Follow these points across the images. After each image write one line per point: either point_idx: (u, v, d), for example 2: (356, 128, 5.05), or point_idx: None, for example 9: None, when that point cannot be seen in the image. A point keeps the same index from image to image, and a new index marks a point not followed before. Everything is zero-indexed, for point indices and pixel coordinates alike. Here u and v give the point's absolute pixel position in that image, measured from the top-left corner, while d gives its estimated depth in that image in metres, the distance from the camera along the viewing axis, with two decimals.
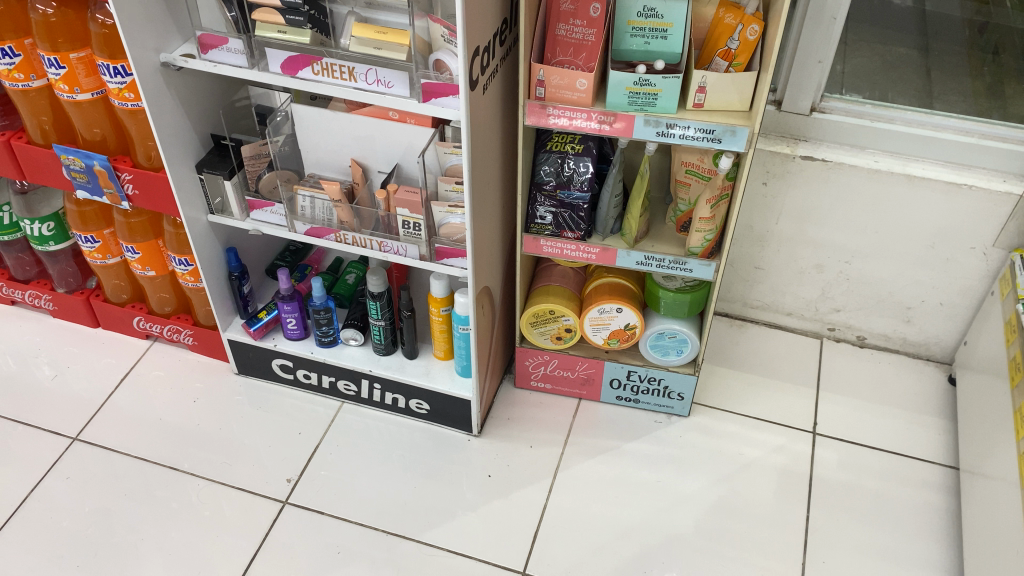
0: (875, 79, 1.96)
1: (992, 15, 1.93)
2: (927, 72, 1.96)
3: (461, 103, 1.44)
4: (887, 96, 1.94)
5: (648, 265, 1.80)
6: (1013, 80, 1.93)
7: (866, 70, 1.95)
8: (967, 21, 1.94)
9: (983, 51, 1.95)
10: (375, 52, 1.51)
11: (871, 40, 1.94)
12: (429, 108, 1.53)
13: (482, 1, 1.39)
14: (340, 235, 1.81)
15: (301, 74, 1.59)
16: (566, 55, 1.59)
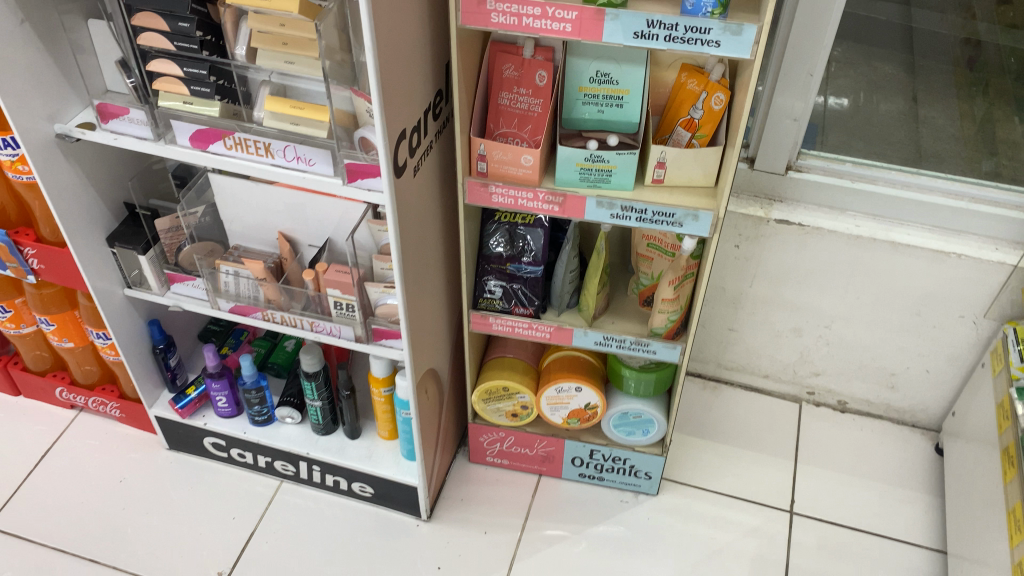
0: (856, 111, 1.83)
1: (984, 42, 1.80)
2: (913, 96, 1.83)
3: (386, 191, 1.26)
4: (877, 136, 1.83)
5: (608, 346, 1.62)
6: (1009, 114, 1.83)
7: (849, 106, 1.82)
8: (960, 49, 1.81)
9: (973, 83, 1.83)
10: (293, 128, 1.35)
11: (861, 60, 1.79)
12: (354, 190, 1.35)
13: (405, 80, 1.21)
14: (268, 314, 1.63)
15: (212, 148, 1.40)
16: (509, 128, 1.43)
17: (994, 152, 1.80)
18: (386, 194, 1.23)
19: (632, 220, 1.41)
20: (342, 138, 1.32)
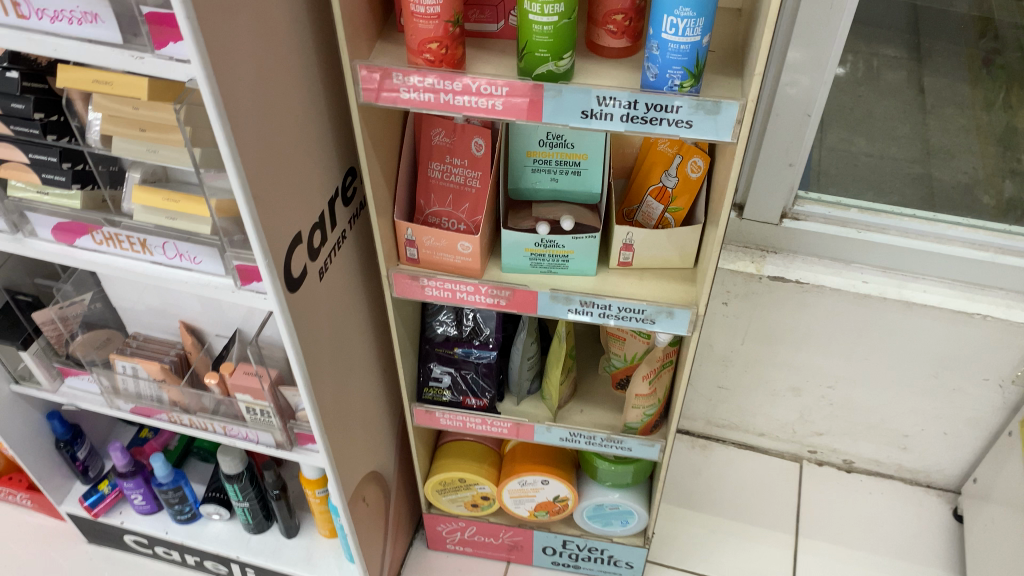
0: (859, 135, 1.58)
1: (1004, 42, 1.55)
2: (920, 85, 1.58)
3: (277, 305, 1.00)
4: (882, 161, 1.59)
5: (576, 442, 1.37)
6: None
7: (851, 124, 1.57)
8: (975, 58, 1.57)
9: (991, 87, 1.58)
10: (170, 223, 1.09)
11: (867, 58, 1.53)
12: (248, 296, 1.10)
13: (279, 169, 0.94)
14: (172, 416, 1.38)
15: (80, 243, 1.16)
16: (441, 206, 1.18)
17: (1016, 173, 1.58)
18: (276, 310, 0.98)
19: (594, 315, 1.16)
20: (229, 232, 1.05)
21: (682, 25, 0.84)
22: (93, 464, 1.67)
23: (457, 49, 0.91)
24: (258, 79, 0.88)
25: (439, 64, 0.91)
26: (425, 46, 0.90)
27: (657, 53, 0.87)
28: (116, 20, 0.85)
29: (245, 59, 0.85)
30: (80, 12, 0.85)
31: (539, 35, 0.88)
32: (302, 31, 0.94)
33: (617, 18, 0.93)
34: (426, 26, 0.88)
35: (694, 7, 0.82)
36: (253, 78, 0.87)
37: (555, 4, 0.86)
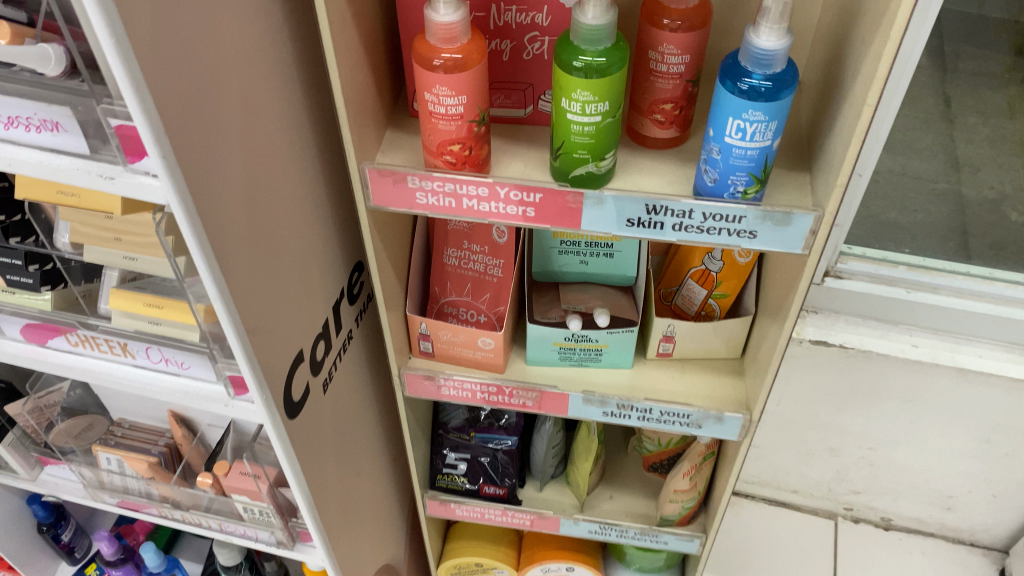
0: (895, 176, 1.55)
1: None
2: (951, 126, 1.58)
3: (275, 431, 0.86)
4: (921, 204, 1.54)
5: (606, 535, 1.25)
6: None
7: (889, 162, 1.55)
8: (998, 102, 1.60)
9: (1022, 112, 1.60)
10: (153, 328, 0.96)
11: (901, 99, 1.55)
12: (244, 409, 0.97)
13: (276, 282, 0.80)
14: (164, 511, 1.25)
15: (53, 344, 1.03)
16: (456, 295, 1.05)
17: None
18: (273, 442, 0.83)
19: (633, 418, 1.03)
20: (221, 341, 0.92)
21: (750, 129, 0.71)
22: (78, 543, 1.54)
23: (484, 148, 0.78)
24: (253, 203, 0.73)
25: (462, 166, 0.78)
26: (444, 148, 0.77)
27: (719, 157, 0.74)
28: (81, 128, 0.71)
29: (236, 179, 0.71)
30: (39, 119, 0.71)
31: (577, 136, 0.76)
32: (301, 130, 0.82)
33: (666, 106, 0.80)
34: (444, 128, 0.75)
35: (766, 111, 0.69)
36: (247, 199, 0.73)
37: (599, 103, 0.73)
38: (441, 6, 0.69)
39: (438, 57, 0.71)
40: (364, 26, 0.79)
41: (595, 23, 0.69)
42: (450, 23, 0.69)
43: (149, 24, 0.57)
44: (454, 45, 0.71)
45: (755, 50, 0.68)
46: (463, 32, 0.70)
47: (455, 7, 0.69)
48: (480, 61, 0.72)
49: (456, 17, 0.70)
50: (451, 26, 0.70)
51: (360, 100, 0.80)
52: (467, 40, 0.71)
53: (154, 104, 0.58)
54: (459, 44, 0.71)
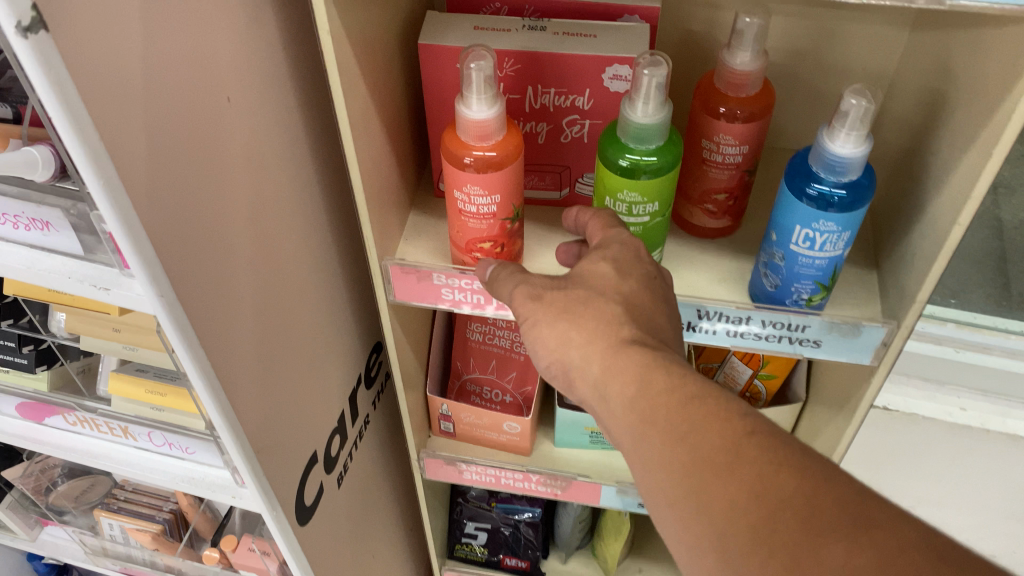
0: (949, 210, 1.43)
1: None
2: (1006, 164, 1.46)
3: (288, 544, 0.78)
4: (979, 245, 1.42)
5: None
6: None
7: None
8: None
9: None
10: (157, 414, 0.89)
11: None
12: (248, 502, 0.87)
13: (292, 392, 0.71)
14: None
15: (51, 422, 0.96)
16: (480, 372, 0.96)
17: None
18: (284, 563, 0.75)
19: None
20: None
21: (820, 239, 0.63)
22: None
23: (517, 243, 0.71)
24: (266, 320, 0.64)
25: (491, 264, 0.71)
26: (473, 246, 0.69)
27: (782, 263, 0.66)
28: (71, 228, 0.62)
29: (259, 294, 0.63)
30: (28, 218, 0.64)
31: None
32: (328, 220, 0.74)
33: (719, 197, 0.73)
34: (473, 226, 0.68)
35: (839, 221, 0.61)
36: (269, 311, 0.65)
37: (647, 205, 0.65)
38: (473, 102, 0.62)
39: (469, 155, 0.63)
40: (393, 107, 0.71)
41: (646, 120, 0.61)
42: (484, 120, 0.62)
43: (147, 156, 0.47)
44: (488, 142, 0.63)
45: (827, 155, 0.60)
46: (499, 128, 0.63)
47: (491, 102, 0.62)
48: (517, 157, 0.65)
49: (491, 112, 0.62)
50: (485, 123, 0.62)
51: (386, 189, 0.72)
52: (503, 136, 0.64)
53: (153, 246, 0.49)
54: (494, 141, 0.63)
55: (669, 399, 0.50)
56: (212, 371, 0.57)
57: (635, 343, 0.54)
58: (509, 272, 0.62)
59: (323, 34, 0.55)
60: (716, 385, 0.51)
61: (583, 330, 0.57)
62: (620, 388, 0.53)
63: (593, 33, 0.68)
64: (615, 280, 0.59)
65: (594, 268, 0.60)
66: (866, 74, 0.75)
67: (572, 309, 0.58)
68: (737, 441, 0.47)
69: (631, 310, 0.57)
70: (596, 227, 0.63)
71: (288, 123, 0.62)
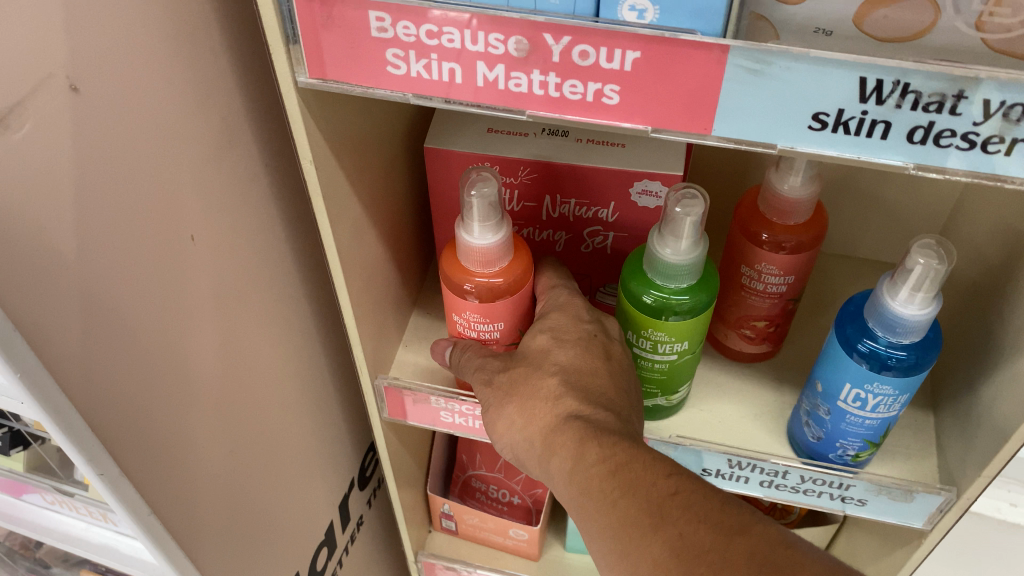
0: None
1: None
2: None
3: None
4: None
5: None
6: None
7: None
8: None
9: None
10: None
11: None
12: None
13: (268, 522, 0.64)
14: None
15: (29, 497, 0.89)
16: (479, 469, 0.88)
17: None
18: None
19: None
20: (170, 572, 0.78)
21: (872, 401, 0.54)
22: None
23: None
24: (237, 461, 0.57)
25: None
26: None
27: (827, 418, 0.57)
28: None
29: (231, 433, 0.56)
30: None
31: (644, 370, 0.60)
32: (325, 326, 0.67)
33: (758, 323, 0.64)
34: None
35: (897, 385, 0.53)
36: (245, 447, 0.58)
37: (675, 344, 0.57)
38: (474, 229, 0.54)
39: (470, 282, 0.55)
40: (394, 211, 0.64)
41: (677, 260, 0.53)
42: (485, 247, 0.54)
43: (81, 328, 0.40)
44: (491, 268, 0.55)
45: (884, 312, 0.51)
46: (504, 254, 0.55)
47: (494, 229, 0.54)
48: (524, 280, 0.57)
49: (496, 236, 0.54)
50: (487, 248, 0.54)
51: (385, 299, 0.65)
52: (508, 261, 0.56)
53: (89, 427, 0.42)
54: (497, 268, 0.55)
55: (596, 469, 0.47)
56: (166, 539, 0.50)
57: (570, 416, 0.50)
58: (463, 352, 0.58)
59: (307, 162, 0.48)
60: (649, 449, 0.48)
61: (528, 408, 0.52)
62: (557, 465, 0.49)
63: (621, 142, 0.60)
64: (557, 352, 0.55)
65: (537, 340, 0.56)
66: (929, 188, 0.66)
67: (515, 384, 0.53)
68: (660, 501, 0.44)
69: (571, 382, 0.52)
70: (539, 288, 0.61)
71: (271, 244, 0.54)
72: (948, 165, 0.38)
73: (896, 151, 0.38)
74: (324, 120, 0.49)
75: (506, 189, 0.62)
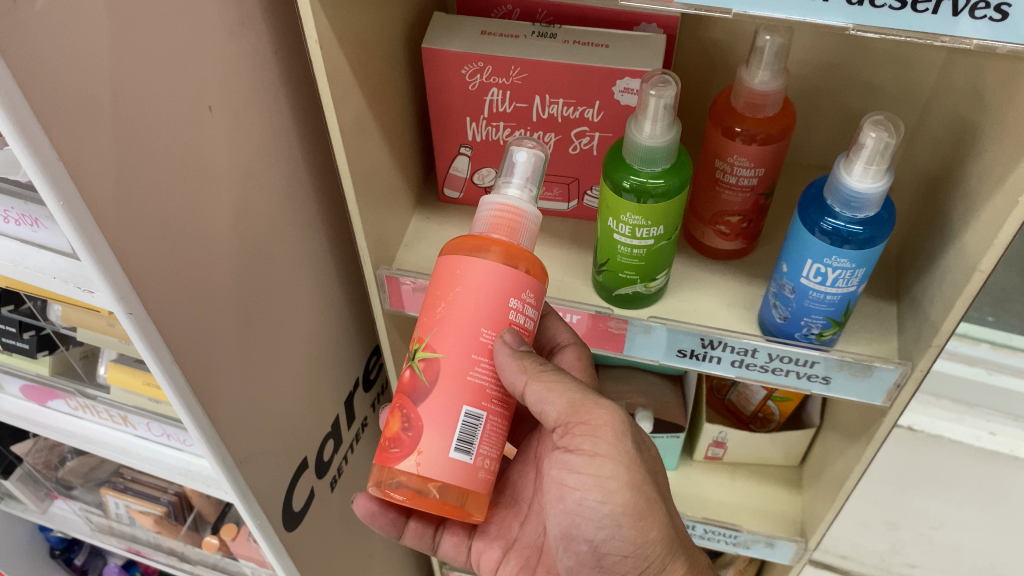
0: None
1: None
2: None
3: (268, 551, 0.75)
4: None
5: None
6: None
7: None
8: None
9: None
10: (153, 406, 0.86)
11: None
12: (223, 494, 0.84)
13: (279, 402, 0.69)
14: (170, 559, 1.21)
15: (54, 404, 0.95)
16: (585, 360, 0.70)
17: None
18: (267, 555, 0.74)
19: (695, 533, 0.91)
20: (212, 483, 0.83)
21: (832, 275, 0.59)
22: (92, 565, 1.45)
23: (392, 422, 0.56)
24: (251, 336, 0.62)
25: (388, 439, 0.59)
26: None
27: (792, 297, 0.62)
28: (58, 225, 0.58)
29: (245, 308, 0.61)
30: (17, 214, 0.60)
31: (624, 257, 0.65)
32: (332, 225, 0.72)
33: (732, 219, 0.69)
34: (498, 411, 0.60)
35: (854, 259, 0.57)
36: (257, 323, 0.63)
37: (651, 228, 0.62)
38: (509, 194, 0.57)
39: (472, 241, 0.55)
40: (394, 114, 0.69)
41: (653, 142, 0.58)
42: (517, 208, 0.56)
43: (114, 175, 0.45)
44: (514, 243, 0.56)
45: (843, 189, 0.56)
46: (525, 226, 0.56)
47: (526, 205, 0.57)
48: (488, 268, 0.54)
49: (529, 212, 0.57)
50: (517, 216, 0.56)
51: (387, 196, 0.70)
52: (531, 245, 0.57)
53: (122, 268, 0.47)
54: (516, 239, 0.56)
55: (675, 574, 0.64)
56: (187, 390, 0.56)
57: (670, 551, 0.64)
58: (591, 432, 0.59)
59: (313, 45, 0.53)
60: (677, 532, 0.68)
61: (637, 521, 0.61)
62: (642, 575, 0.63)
63: (605, 43, 0.65)
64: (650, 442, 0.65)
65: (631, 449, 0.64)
66: (896, 95, 0.71)
67: (637, 496, 0.60)
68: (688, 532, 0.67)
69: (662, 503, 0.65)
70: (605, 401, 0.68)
71: (276, 133, 0.60)
72: (885, 26, 0.43)
73: (837, 13, 0.43)
74: (329, 6, 0.53)
75: (499, 90, 0.67)
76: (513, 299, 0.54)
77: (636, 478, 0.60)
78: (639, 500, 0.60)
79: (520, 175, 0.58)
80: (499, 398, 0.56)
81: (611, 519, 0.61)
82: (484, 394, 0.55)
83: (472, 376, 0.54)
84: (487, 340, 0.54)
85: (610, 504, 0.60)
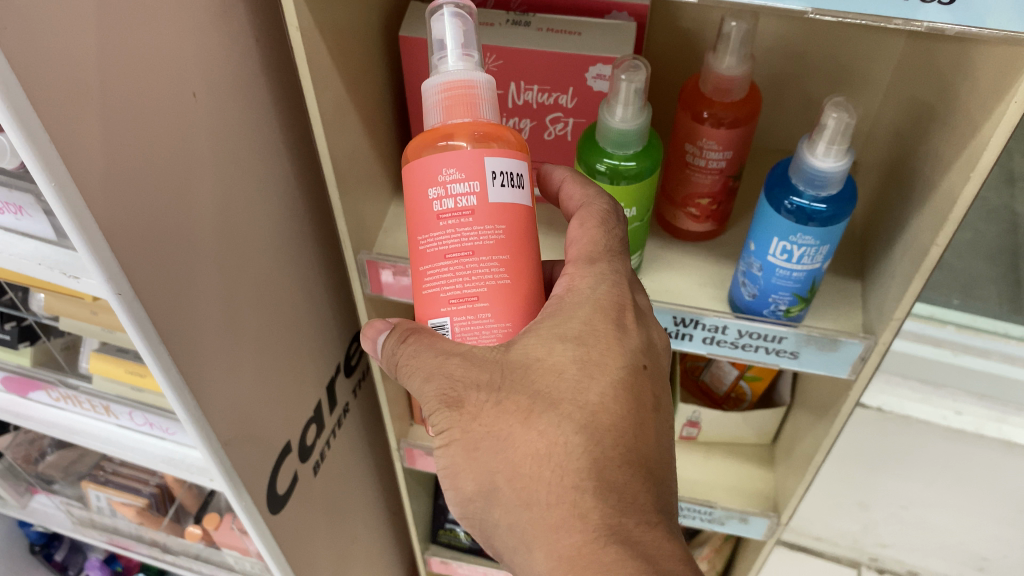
0: None
1: None
2: None
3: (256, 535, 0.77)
4: None
5: None
6: None
7: None
8: None
9: None
10: (136, 394, 0.87)
11: None
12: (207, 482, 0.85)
13: (264, 386, 0.71)
14: (152, 551, 1.20)
15: (34, 396, 0.95)
16: (579, 267, 0.54)
17: None
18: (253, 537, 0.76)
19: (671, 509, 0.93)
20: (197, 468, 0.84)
21: (797, 253, 0.61)
22: (72, 561, 1.42)
23: None
24: (235, 320, 0.64)
25: None
26: None
27: (760, 275, 0.64)
28: (44, 212, 0.59)
29: (228, 293, 0.62)
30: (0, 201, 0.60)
31: None
32: (313, 211, 0.74)
33: (701, 202, 0.71)
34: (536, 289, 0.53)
35: (818, 236, 0.59)
36: (240, 307, 0.64)
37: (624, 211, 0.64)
38: (453, 68, 0.51)
39: (430, 130, 0.51)
40: (372, 101, 0.70)
41: (625, 125, 0.60)
42: (463, 82, 0.50)
43: (103, 160, 0.46)
44: (470, 111, 0.50)
45: (807, 169, 0.58)
46: (481, 96, 0.50)
47: (476, 73, 0.51)
48: (422, 157, 0.50)
49: (481, 75, 0.51)
50: (465, 86, 0.50)
51: (366, 182, 0.72)
52: (497, 113, 0.51)
53: (111, 250, 0.48)
54: (474, 113, 0.50)
55: None
56: (174, 371, 0.57)
57: None
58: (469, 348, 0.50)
59: (293, 31, 0.54)
60: None
61: (484, 508, 0.51)
62: None
63: (578, 31, 0.67)
64: (571, 387, 0.49)
65: (547, 355, 0.49)
66: (859, 80, 0.73)
67: None
68: None
69: None
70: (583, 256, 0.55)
71: (257, 119, 0.61)
72: (840, 9, 0.45)
73: None
74: None
75: None
76: (433, 187, 0.49)
77: (471, 457, 0.50)
78: (479, 484, 0.50)
79: (455, 38, 0.52)
80: (467, 296, 0.50)
81: (462, 503, 0.52)
82: (440, 299, 0.51)
83: (427, 287, 0.51)
84: (427, 244, 0.50)
85: (455, 475, 0.51)
